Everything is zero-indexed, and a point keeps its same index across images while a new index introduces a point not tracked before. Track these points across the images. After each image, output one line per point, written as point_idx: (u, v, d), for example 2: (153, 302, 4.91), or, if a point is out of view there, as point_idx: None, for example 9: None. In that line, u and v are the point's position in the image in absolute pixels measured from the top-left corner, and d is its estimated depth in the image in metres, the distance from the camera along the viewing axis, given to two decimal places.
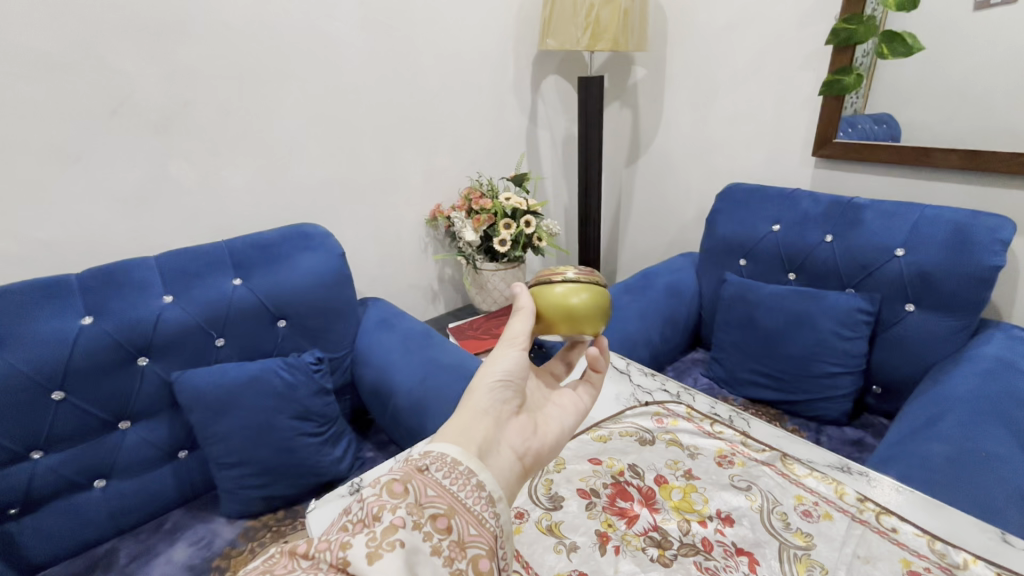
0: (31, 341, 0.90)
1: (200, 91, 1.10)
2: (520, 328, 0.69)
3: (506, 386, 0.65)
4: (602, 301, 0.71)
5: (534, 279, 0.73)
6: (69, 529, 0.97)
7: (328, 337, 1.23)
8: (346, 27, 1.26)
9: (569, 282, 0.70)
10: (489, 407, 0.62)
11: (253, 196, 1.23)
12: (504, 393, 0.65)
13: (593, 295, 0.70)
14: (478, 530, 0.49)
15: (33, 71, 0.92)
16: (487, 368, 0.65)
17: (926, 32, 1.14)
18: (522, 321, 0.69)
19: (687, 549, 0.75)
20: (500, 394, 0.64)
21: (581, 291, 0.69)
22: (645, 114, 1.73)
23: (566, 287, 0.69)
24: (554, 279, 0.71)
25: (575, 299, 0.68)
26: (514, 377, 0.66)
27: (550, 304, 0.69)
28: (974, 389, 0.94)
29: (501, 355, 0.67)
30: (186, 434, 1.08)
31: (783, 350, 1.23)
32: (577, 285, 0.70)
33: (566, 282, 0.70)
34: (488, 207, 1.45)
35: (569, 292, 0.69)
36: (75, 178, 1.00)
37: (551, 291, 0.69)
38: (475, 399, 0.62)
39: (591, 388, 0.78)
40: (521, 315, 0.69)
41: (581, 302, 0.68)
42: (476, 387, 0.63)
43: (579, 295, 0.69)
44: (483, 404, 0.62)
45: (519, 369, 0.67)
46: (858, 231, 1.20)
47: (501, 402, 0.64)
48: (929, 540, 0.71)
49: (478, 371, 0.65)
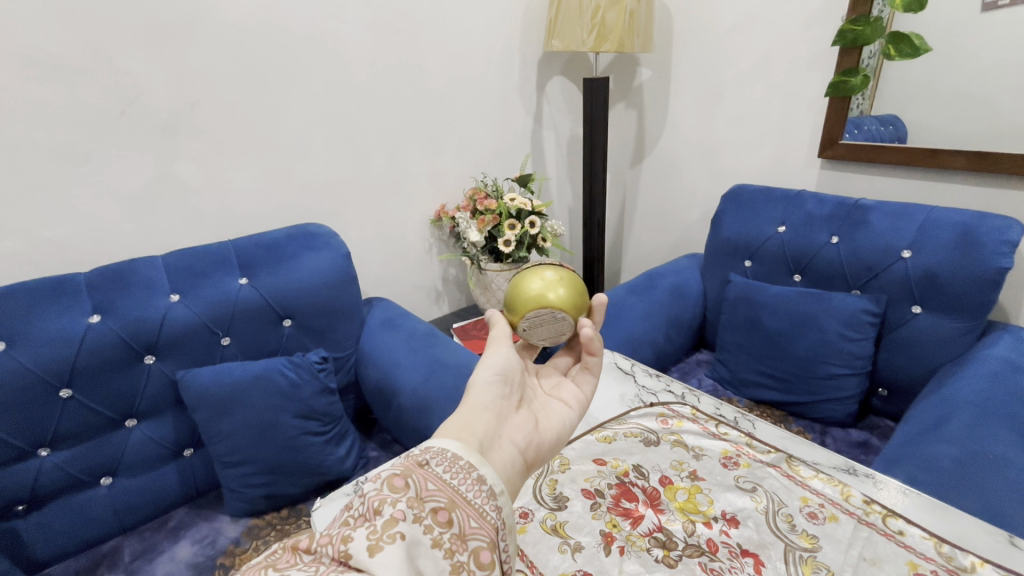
0: (40, 338, 0.90)
1: (208, 91, 1.10)
2: (504, 330, 0.72)
3: (502, 382, 0.66)
4: (580, 296, 0.72)
5: (513, 279, 0.74)
6: (74, 526, 0.97)
7: (333, 337, 1.24)
8: (353, 28, 1.26)
9: (546, 278, 0.71)
10: (488, 402, 0.63)
11: (259, 195, 1.24)
12: (501, 388, 0.66)
13: (570, 290, 0.71)
14: (479, 523, 0.49)
15: (44, 72, 0.93)
16: (480, 366, 0.66)
17: (934, 33, 1.13)
18: (503, 326, 0.72)
19: (693, 550, 0.75)
20: (497, 390, 0.65)
21: (557, 286, 0.70)
22: (650, 114, 1.73)
23: (543, 283, 0.70)
24: (532, 276, 0.72)
25: (552, 295, 0.69)
26: (509, 372, 0.67)
27: (526, 303, 0.70)
28: (982, 390, 0.94)
29: (494, 352, 0.69)
30: (191, 433, 1.08)
31: (788, 351, 1.23)
32: (554, 280, 0.71)
33: (543, 277, 0.71)
34: (493, 208, 1.46)
35: (545, 287, 0.70)
36: (83, 178, 1.01)
37: (526, 290, 0.70)
38: (474, 396, 0.63)
39: (591, 375, 0.77)
40: (500, 321, 0.72)
41: (558, 297, 0.69)
42: (474, 385, 0.64)
43: (556, 291, 0.70)
44: (482, 400, 0.63)
45: (512, 364, 0.68)
46: (865, 232, 1.20)
47: (500, 397, 0.65)
48: (936, 542, 0.70)
49: (475, 369, 0.67)
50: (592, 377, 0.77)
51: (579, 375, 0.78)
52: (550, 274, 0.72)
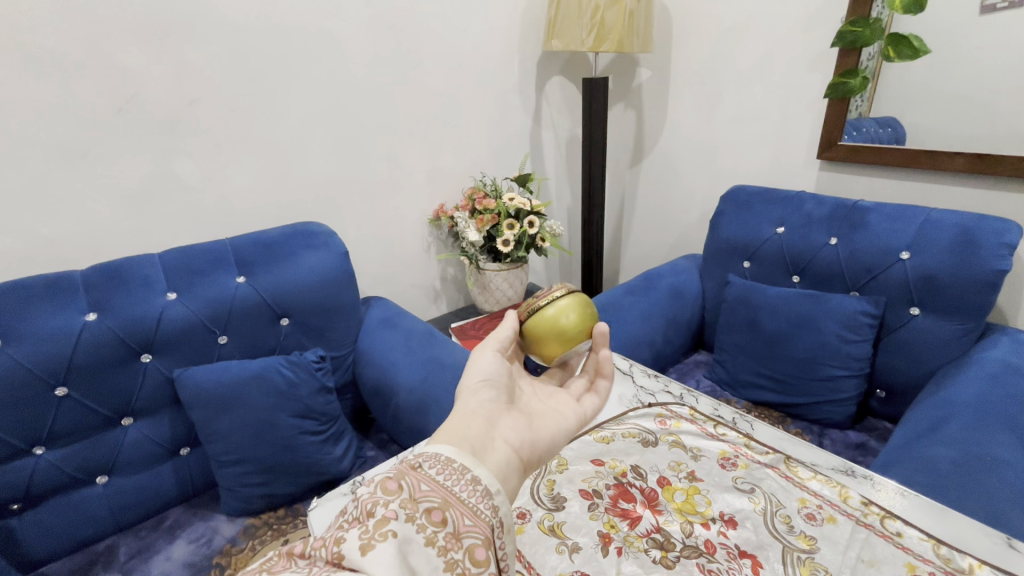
0: (35, 336, 0.90)
1: (207, 90, 1.10)
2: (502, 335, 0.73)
3: (488, 387, 0.66)
4: (589, 321, 0.72)
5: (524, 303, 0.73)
6: (69, 524, 0.97)
7: (330, 336, 1.23)
8: (351, 27, 1.26)
9: (558, 303, 0.71)
10: (478, 408, 0.62)
11: (258, 193, 1.24)
12: (489, 392, 0.65)
13: (581, 315, 0.71)
14: (473, 522, 0.49)
15: (38, 68, 0.92)
16: (467, 373, 0.67)
17: (933, 35, 1.13)
18: (506, 328, 0.73)
19: (690, 551, 0.75)
20: (484, 395, 0.65)
21: (572, 312, 0.70)
22: (649, 115, 1.73)
23: (555, 308, 0.70)
24: (543, 301, 0.71)
25: (564, 319, 0.69)
26: (494, 375, 0.67)
27: (539, 319, 0.70)
28: (980, 394, 0.93)
29: (480, 356, 0.69)
30: (187, 432, 1.08)
31: (786, 352, 1.22)
32: (565, 304, 0.71)
33: (555, 302, 0.71)
34: (491, 207, 1.45)
35: (558, 312, 0.70)
36: (80, 175, 1.00)
37: (540, 305, 0.71)
38: (463, 403, 0.63)
39: (597, 398, 0.78)
40: (505, 322, 0.73)
41: (569, 322, 0.70)
42: (463, 394, 0.64)
43: (568, 316, 0.70)
44: (471, 407, 0.62)
45: (500, 368, 0.68)
46: (863, 233, 1.20)
47: (489, 402, 0.64)
48: (935, 544, 0.70)
49: (462, 378, 0.67)
50: (597, 400, 0.78)
51: (583, 397, 0.78)
52: (563, 298, 0.71)
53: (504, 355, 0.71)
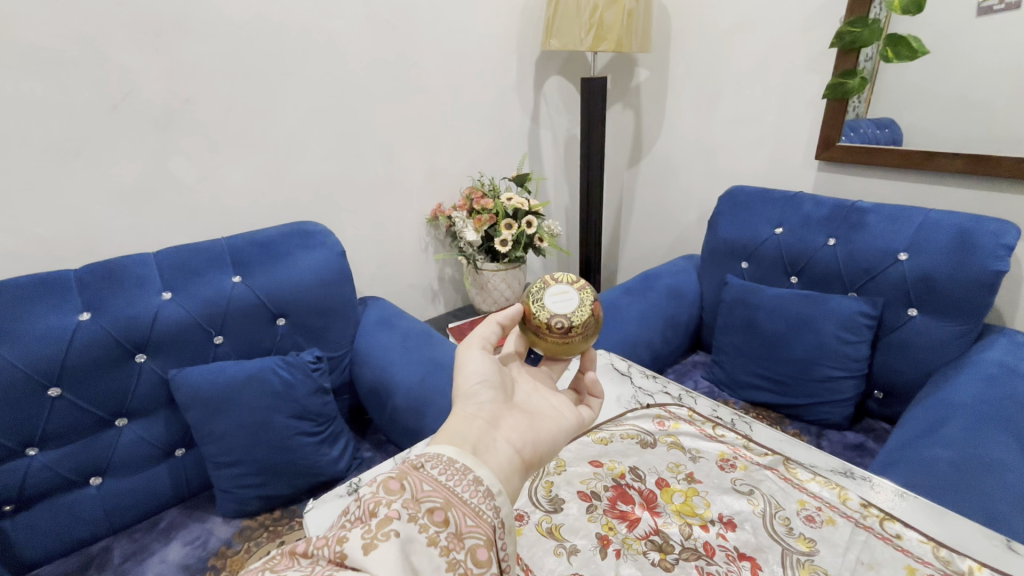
0: (28, 336, 0.89)
1: (201, 88, 1.09)
2: (485, 331, 0.72)
3: (485, 388, 0.65)
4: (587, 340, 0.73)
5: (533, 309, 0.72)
6: (63, 526, 0.96)
7: (327, 337, 1.23)
8: (348, 25, 1.25)
9: (563, 322, 0.70)
10: (478, 409, 0.62)
11: (254, 193, 1.23)
12: (488, 393, 0.65)
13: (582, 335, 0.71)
14: (475, 522, 0.48)
15: (31, 65, 0.91)
16: (461, 375, 0.66)
17: (932, 36, 1.13)
18: (486, 327, 0.72)
19: (689, 554, 0.74)
20: (483, 397, 0.64)
21: (573, 339, 0.71)
22: (647, 115, 1.73)
23: (559, 325, 0.70)
24: (550, 317, 0.70)
25: (563, 338, 0.70)
26: (489, 377, 0.67)
27: (540, 330, 0.71)
28: (978, 395, 0.93)
29: (469, 358, 0.68)
30: (183, 433, 1.07)
31: (785, 353, 1.22)
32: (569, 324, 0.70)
33: (562, 320, 0.70)
34: (489, 207, 1.44)
35: (561, 331, 0.70)
36: (74, 174, 0.99)
37: (548, 323, 0.70)
38: (463, 404, 0.62)
39: (590, 409, 0.76)
40: (486, 321, 0.72)
41: (569, 342, 0.71)
42: (462, 395, 0.63)
43: (570, 337, 0.70)
44: (471, 409, 0.61)
45: (492, 369, 0.68)
46: (861, 234, 1.20)
47: (488, 403, 0.63)
48: (934, 546, 0.70)
49: (456, 379, 0.67)
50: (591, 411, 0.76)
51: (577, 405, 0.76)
52: (570, 318, 0.70)
53: (490, 352, 0.71)
